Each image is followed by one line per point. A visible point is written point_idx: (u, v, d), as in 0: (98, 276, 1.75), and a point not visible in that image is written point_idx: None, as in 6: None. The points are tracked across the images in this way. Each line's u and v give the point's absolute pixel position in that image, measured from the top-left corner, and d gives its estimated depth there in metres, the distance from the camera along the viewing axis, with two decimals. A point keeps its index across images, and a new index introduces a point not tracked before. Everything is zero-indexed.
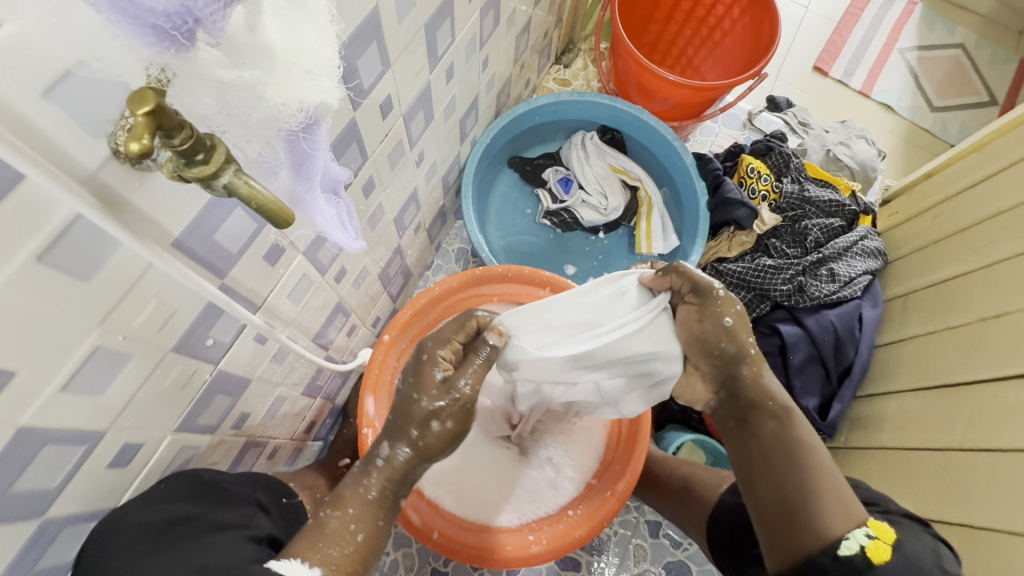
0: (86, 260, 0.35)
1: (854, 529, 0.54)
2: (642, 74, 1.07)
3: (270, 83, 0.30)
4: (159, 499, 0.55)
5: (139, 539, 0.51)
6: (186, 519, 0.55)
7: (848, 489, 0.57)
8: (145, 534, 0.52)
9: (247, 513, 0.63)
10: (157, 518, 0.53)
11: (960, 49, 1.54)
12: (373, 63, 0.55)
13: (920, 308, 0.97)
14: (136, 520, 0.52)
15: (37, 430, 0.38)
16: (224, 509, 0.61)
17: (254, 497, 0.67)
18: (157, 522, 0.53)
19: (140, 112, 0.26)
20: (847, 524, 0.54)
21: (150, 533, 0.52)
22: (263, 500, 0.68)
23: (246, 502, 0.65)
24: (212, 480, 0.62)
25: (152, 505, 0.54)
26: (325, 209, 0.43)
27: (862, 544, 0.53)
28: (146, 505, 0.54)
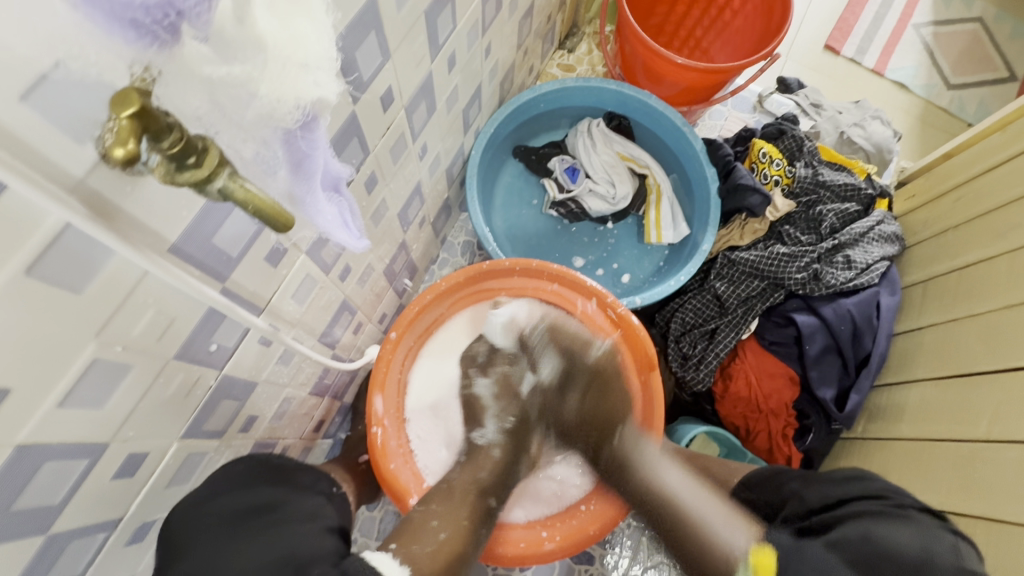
0: (79, 272, 0.33)
1: (741, 566, 0.62)
2: (649, 57, 1.04)
3: (263, 79, 0.28)
4: (226, 488, 0.60)
5: (217, 526, 0.56)
6: (267, 505, 0.61)
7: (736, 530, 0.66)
8: (228, 518, 0.58)
9: (320, 503, 0.69)
10: (239, 503, 0.59)
11: (979, 23, 1.49)
12: (373, 54, 0.52)
13: (941, 295, 0.95)
14: (219, 506, 0.58)
15: (34, 447, 0.37)
16: (303, 496, 0.67)
17: (318, 488, 0.72)
18: (240, 506, 0.59)
19: (124, 115, 0.26)
20: (737, 559, 0.63)
21: (231, 518, 0.58)
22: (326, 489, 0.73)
23: (315, 493, 0.70)
24: (278, 465, 0.68)
25: (236, 490, 0.60)
26: (327, 208, 0.41)
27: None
28: (227, 493, 0.59)
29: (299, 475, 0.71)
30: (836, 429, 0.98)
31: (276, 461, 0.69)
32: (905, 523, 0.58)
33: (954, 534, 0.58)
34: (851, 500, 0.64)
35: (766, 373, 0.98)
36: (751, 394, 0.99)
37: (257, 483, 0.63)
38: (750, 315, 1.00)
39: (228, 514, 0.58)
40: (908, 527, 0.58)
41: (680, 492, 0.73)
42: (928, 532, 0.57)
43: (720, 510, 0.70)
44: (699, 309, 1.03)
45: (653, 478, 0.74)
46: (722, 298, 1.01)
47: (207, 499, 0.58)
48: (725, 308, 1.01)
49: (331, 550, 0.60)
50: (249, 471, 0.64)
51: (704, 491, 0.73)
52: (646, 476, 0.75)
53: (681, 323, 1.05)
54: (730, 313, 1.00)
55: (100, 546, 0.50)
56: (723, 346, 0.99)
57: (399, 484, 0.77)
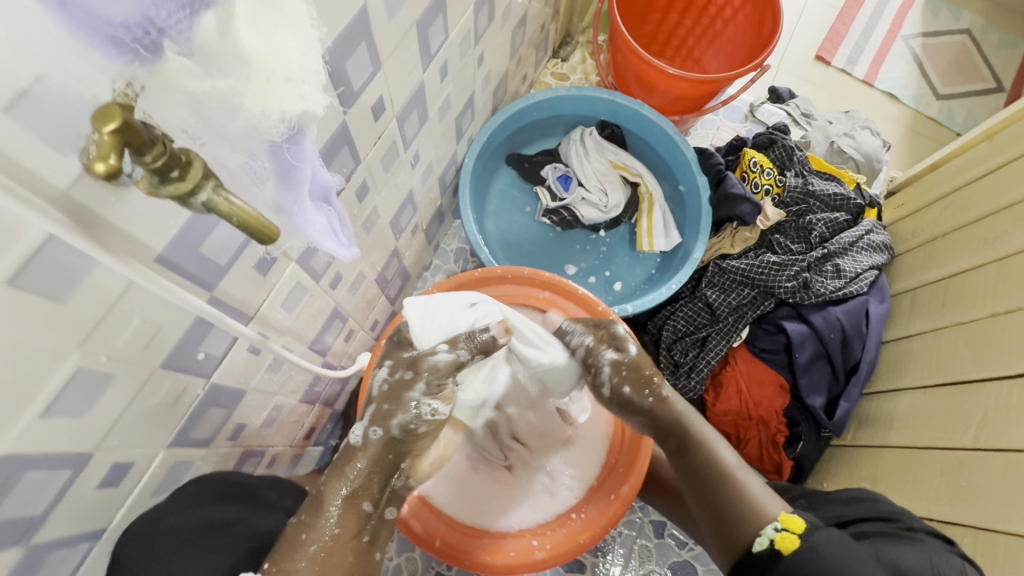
0: (62, 282, 0.33)
1: (765, 526, 0.61)
2: (641, 67, 1.05)
3: (247, 92, 0.29)
4: (177, 506, 0.58)
5: (167, 546, 0.55)
6: (223, 523, 0.60)
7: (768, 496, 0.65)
8: (180, 537, 0.56)
9: (279, 521, 0.67)
10: (191, 522, 0.57)
11: (966, 35, 1.51)
12: (363, 64, 0.53)
13: (929, 303, 0.96)
14: (172, 525, 0.56)
15: (14, 457, 0.37)
16: (258, 515, 0.65)
17: (281, 503, 0.70)
18: (188, 528, 0.57)
19: (106, 130, 0.25)
20: (762, 522, 0.62)
21: (182, 539, 0.56)
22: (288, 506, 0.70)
23: (275, 509, 0.68)
24: (240, 485, 0.66)
25: (191, 508, 0.58)
26: (314, 218, 0.41)
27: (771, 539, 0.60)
28: (183, 510, 0.58)
29: (259, 490, 0.68)
30: (827, 437, 0.98)
31: (236, 480, 0.66)
32: (916, 543, 0.60)
33: (962, 560, 0.59)
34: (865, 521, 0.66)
35: (756, 381, 0.99)
36: (741, 401, 0.99)
37: (211, 501, 0.61)
38: (741, 323, 1.00)
39: (176, 536, 0.56)
40: (916, 547, 0.60)
41: (733, 466, 0.67)
42: (936, 552, 0.59)
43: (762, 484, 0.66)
44: (691, 317, 1.04)
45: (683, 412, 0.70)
46: (714, 306, 1.02)
47: (166, 515, 0.56)
48: (716, 316, 1.02)
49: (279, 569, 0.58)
50: (206, 488, 0.61)
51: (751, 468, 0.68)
52: (702, 447, 0.68)
53: (673, 331, 1.05)
54: (721, 320, 1.01)
55: (83, 557, 0.49)
56: (714, 353, 1.00)
57: None
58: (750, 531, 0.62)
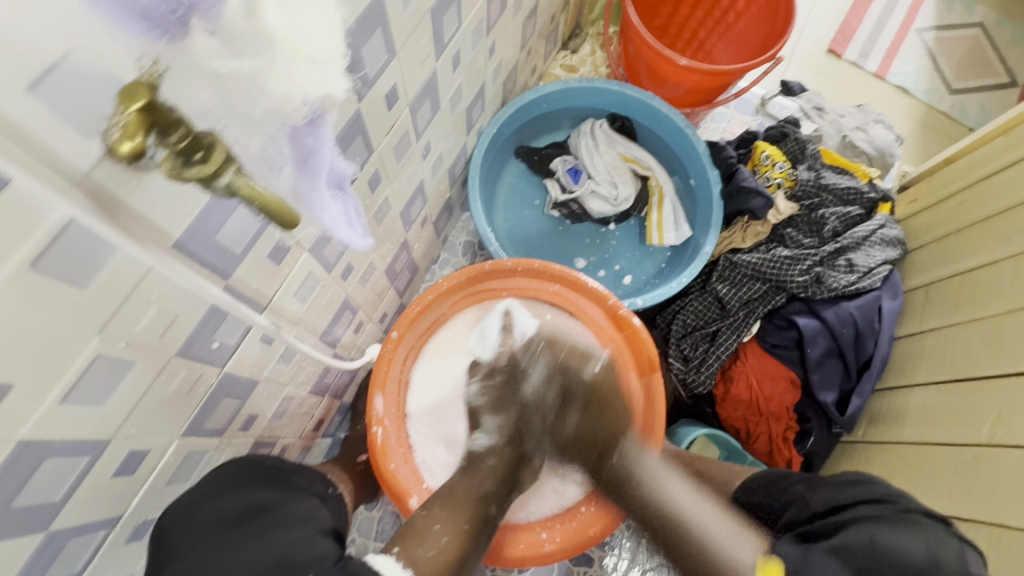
0: (82, 266, 0.33)
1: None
2: (653, 59, 1.04)
3: (272, 74, 0.27)
4: (212, 493, 0.58)
5: (208, 528, 0.56)
6: (252, 511, 0.60)
7: (744, 545, 0.65)
8: (220, 522, 0.57)
9: (313, 504, 0.68)
10: (227, 510, 0.58)
11: (980, 28, 1.49)
12: (378, 51, 0.52)
13: (943, 299, 0.95)
14: (204, 513, 0.56)
15: (35, 444, 0.36)
16: (292, 501, 0.66)
17: (311, 489, 0.71)
18: (228, 513, 0.58)
19: (132, 108, 0.27)
20: (739, 572, 0.62)
21: (213, 528, 0.56)
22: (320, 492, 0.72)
23: (309, 496, 0.69)
24: (272, 467, 0.68)
25: (225, 494, 0.59)
26: (332, 206, 0.41)
27: None
28: (216, 497, 0.58)
29: (293, 477, 0.70)
30: (838, 433, 0.98)
31: (271, 464, 0.68)
32: (913, 531, 0.58)
33: (959, 540, 0.58)
34: (860, 504, 0.63)
35: (767, 376, 0.98)
36: (751, 396, 0.99)
37: (251, 485, 0.62)
38: (752, 317, 1.00)
39: (211, 524, 0.56)
40: (916, 535, 0.58)
41: (687, 507, 0.72)
42: (933, 535, 0.58)
43: (725, 525, 0.69)
44: (701, 312, 1.03)
45: (662, 507, 0.72)
46: (724, 300, 1.01)
47: (202, 500, 0.57)
48: (727, 310, 1.01)
49: (324, 553, 0.58)
50: (241, 472, 0.63)
51: (708, 505, 0.72)
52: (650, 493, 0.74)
53: (682, 325, 1.05)
54: (732, 315, 1.01)
55: (99, 545, 0.49)
56: (725, 348, 0.99)
57: (400, 483, 0.77)
58: None
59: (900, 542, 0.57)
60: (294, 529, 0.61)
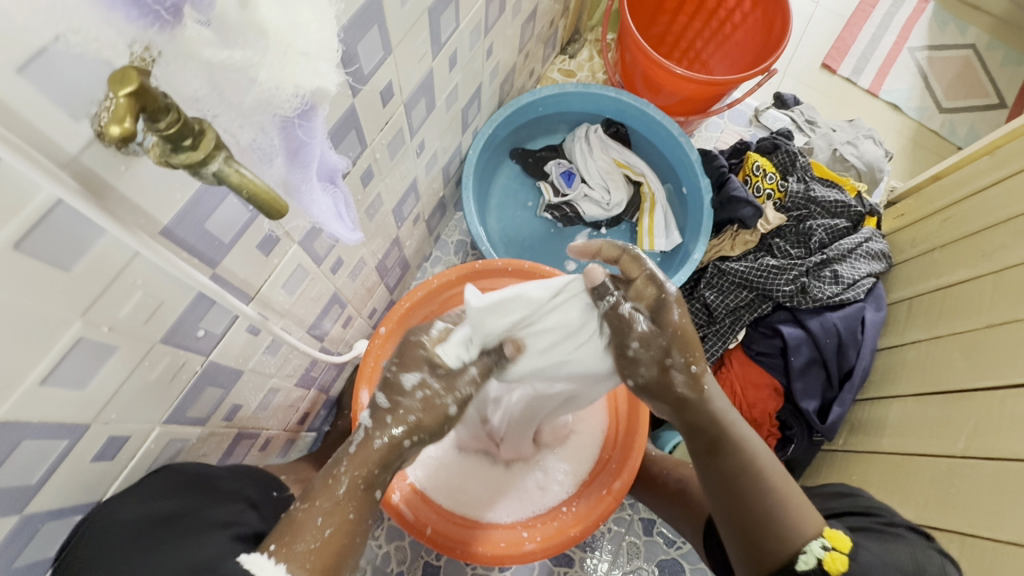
0: (68, 249, 0.33)
1: (811, 542, 0.58)
2: (649, 66, 1.05)
3: (264, 64, 0.29)
4: (133, 496, 0.53)
5: (125, 532, 0.50)
6: (177, 516, 0.55)
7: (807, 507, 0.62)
8: (128, 530, 0.51)
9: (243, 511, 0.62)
10: (146, 513, 0.53)
11: (971, 50, 1.52)
12: (375, 47, 0.53)
13: (925, 313, 0.96)
14: (122, 516, 0.51)
15: (13, 425, 0.37)
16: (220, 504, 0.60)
17: (246, 492, 0.65)
18: (140, 520, 0.52)
19: (122, 92, 0.25)
20: (806, 537, 0.59)
21: (138, 530, 0.51)
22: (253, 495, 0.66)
23: (238, 498, 0.63)
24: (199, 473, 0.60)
25: (154, 498, 0.54)
26: (322, 199, 0.41)
27: (818, 557, 0.57)
28: (135, 500, 0.53)
29: (221, 481, 0.63)
30: (818, 441, 0.99)
31: (198, 468, 0.61)
32: (899, 543, 0.60)
33: (942, 556, 0.60)
34: (847, 517, 0.66)
35: (751, 383, 0.99)
36: (735, 402, 1.00)
37: (170, 490, 0.55)
38: (738, 325, 1.01)
39: (128, 527, 0.51)
40: (900, 546, 0.60)
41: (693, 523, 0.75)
42: (918, 549, 0.60)
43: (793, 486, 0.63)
44: None
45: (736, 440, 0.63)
46: (711, 307, 1.03)
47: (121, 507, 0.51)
48: (714, 317, 1.03)
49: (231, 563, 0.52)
50: (163, 478, 0.56)
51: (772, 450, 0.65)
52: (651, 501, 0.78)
53: None
54: (718, 321, 1.02)
55: (75, 530, 0.50)
56: (711, 354, 1.00)
57: None
58: (790, 547, 0.59)
59: (888, 551, 0.59)
60: (212, 534, 0.56)
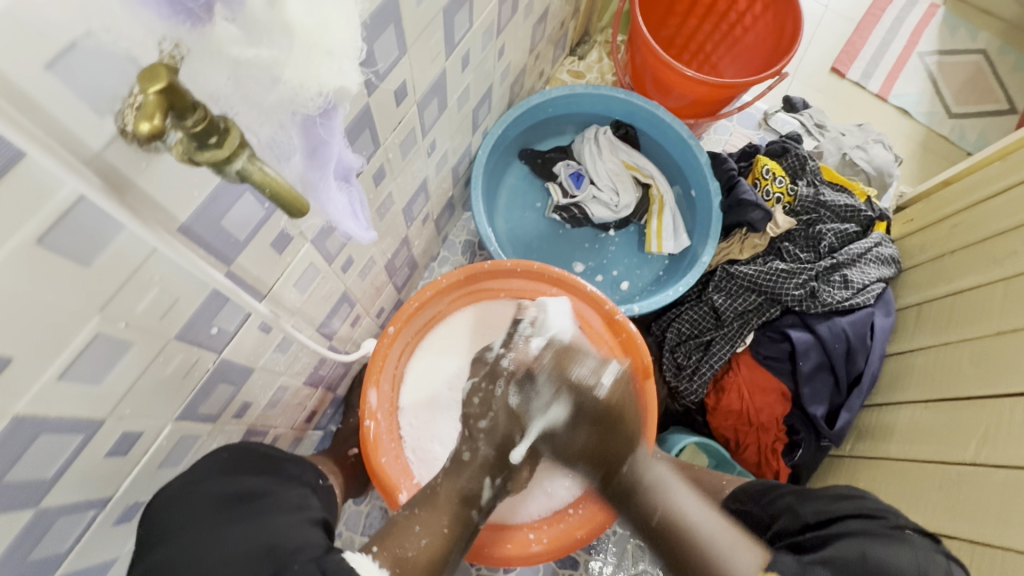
0: (88, 244, 0.33)
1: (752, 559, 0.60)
2: (659, 69, 1.05)
3: (288, 63, 0.29)
4: (207, 474, 0.59)
5: (208, 505, 0.56)
6: (254, 496, 0.60)
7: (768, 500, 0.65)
8: (213, 504, 0.57)
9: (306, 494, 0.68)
10: (228, 489, 0.59)
11: (982, 55, 1.51)
12: (390, 47, 0.53)
13: (934, 319, 0.96)
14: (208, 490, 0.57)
15: (30, 420, 0.37)
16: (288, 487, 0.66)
17: (305, 478, 0.71)
18: (218, 496, 0.58)
19: (152, 90, 0.26)
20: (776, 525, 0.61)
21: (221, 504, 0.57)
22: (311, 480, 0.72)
23: (301, 484, 0.69)
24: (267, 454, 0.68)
25: (224, 477, 0.60)
26: (338, 197, 0.41)
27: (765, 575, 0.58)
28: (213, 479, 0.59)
29: (288, 465, 0.70)
30: (825, 446, 0.98)
31: (265, 450, 0.68)
32: (902, 545, 0.60)
33: (945, 558, 0.60)
34: (846, 518, 0.65)
35: (758, 387, 0.99)
36: (742, 406, 1.00)
37: (242, 471, 0.62)
38: (746, 329, 1.01)
39: (212, 501, 0.57)
40: (905, 550, 0.59)
41: (694, 516, 0.65)
42: (923, 552, 0.59)
43: None
44: (696, 321, 1.04)
45: None
46: (719, 310, 1.02)
47: (192, 483, 0.57)
48: (722, 320, 1.02)
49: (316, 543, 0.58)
50: (234, 458, 0.63)
51: None
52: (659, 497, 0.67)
53: (677, 334, 1.05)
54: (726, 325, 1.02)
55: (88, 525, 0.50)
56: (718, 357, 1.00)
57: (389, 478, 0.77)
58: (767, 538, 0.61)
59: (892, 554, 0.59)
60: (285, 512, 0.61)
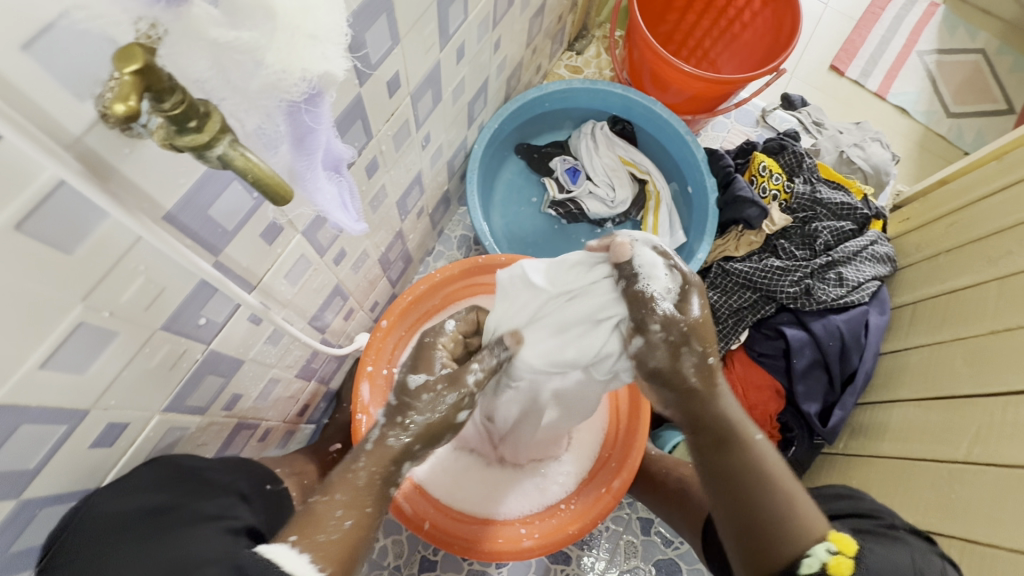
0: (69, 231, 0.33)
1: (815, 546, 0.57)
2: (657, 64, 1.04)
3: (270, 47, 0.29)
4: (135, 484, 0.53)
5: (117, 523, 0.50)
6: (167, 508, 0.54)
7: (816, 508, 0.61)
8: (121, 521, 0.51)
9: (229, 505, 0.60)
10: (136, 506, 0.52)
11: (981, 55, 1.51)
12: (382, 36, 0.52)
13: (929, 317, 0.96)
14: (114, 508, 0.51)
15: (12, 409, 0.36)
16: (207, 498, 0.59)
17: (236, 487, 0.64)
18: (129, 511, 0.51)
19: (127, 71, 0.25)
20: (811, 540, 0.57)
21: (126, 524, 0.51)
22: (245, 489, 0.64)
23: (232, 491, 0.62)
24: (193, 467, 0.59)
25: (152, 487, 0.54)
26: (327, 187, 0.41)
27: (823, 561, 0.56)
28: (138, 490, 0.53)
29: (212, 473, 0.61)
30: (819, 444, 0.99)
31: (187, 462, 0.59)
32: (898, 544, 0.60)
33: (942, 560, 0.60)
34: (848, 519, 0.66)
35: (753, 385, 0.99)
36: (736, 404, 1.00)
37: (164, 484, 0.55)
38: (740, 326, 1.01)
39: (118, 518, 0.51)
40: (900, 549, 0.59)
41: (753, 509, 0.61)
42: (918, 552, 0.59)
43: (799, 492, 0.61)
44: None
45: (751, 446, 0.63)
46: (714, 307, 1.02)
47: (113, 496, 0.51)
48: (716, 317, 1.02)
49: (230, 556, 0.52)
50: (159, 470, 0.55)
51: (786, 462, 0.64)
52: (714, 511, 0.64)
53: None
54: (721, 322, 1.02)
55: None
56: None
57: None
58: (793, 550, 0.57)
59: (891, 553, 0.58)
60: (199, 528, 0.55)
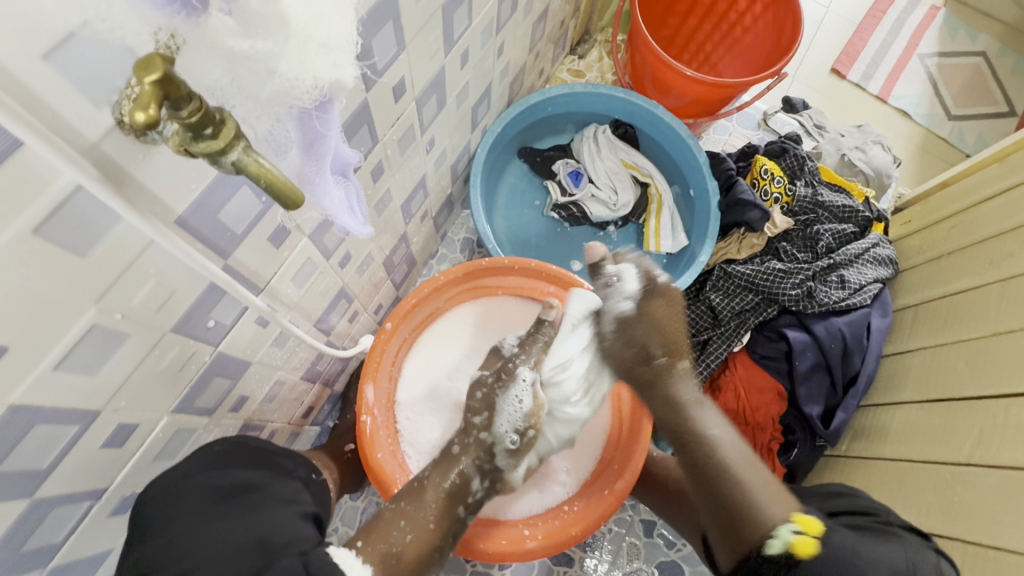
0: (84, 234, 0.34)
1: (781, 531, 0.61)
2: (658, 68, 1.05)
3: (284, 54, 0.30)
4: (203, 466, 0.59)
5: (201, 503, 0.56)
6: (250, 488, 0.61)
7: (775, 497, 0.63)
8: (208, 496, 0.57)
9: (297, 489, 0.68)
10: (215, 485, 0.58)
11: (982, 57, 1.51)
12: (388, 42, 0.53)
13: (930, 319, 0.96)
14: (199, 484, 0.57)
15: (26, 409, 0.37)
16: (282, 481, 0.66)
17: (298, 473, 0.72)
18: (214, 488, 0.58)
19: (147, 79, 0.26)
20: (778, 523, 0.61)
21: (207, 501, 0.57)
22: (305, 476, 0.73)
23: (294, 479, 0.70)
24: (262, 449, 0.68)
25: (217, 470, 0.60)
26: (334, 191, 0.41)
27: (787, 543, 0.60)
28: (208, 471, 0.59)
29: (281, 459, 0.71)
30: (821, 446, 0.99)
31: (257, 445, 0.68)
32: (895, 541, 0.61)
33: (936, 554, 0.60)
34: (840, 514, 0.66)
35: (755, 387, 1.00)
36: (739, 406, 1.00)
37: (234, 463, 0.62)
38: (743, 328, 1.01)
39: (201, 499, 0.56)
40: (896, 545, 0.60)
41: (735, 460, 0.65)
42: (914, 548, 0.60)
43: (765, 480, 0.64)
44: (693, 320, 1.04)
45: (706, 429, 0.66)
46: (717, 309, 1.02)
47: (189, 474, 0.57)
48: (719, 320, 1.03)
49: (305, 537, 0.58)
50: (228, 451, 0.63)
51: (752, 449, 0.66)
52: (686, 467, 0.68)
53: None
54: (723, 324, 1.02)
55: (83, 515, 0.50)
56: (714, 356, 1.01)
57: (385, 474, 0.76)
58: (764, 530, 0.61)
59: (884, 549, 0.59)
60: (278, 509, 0.60)
